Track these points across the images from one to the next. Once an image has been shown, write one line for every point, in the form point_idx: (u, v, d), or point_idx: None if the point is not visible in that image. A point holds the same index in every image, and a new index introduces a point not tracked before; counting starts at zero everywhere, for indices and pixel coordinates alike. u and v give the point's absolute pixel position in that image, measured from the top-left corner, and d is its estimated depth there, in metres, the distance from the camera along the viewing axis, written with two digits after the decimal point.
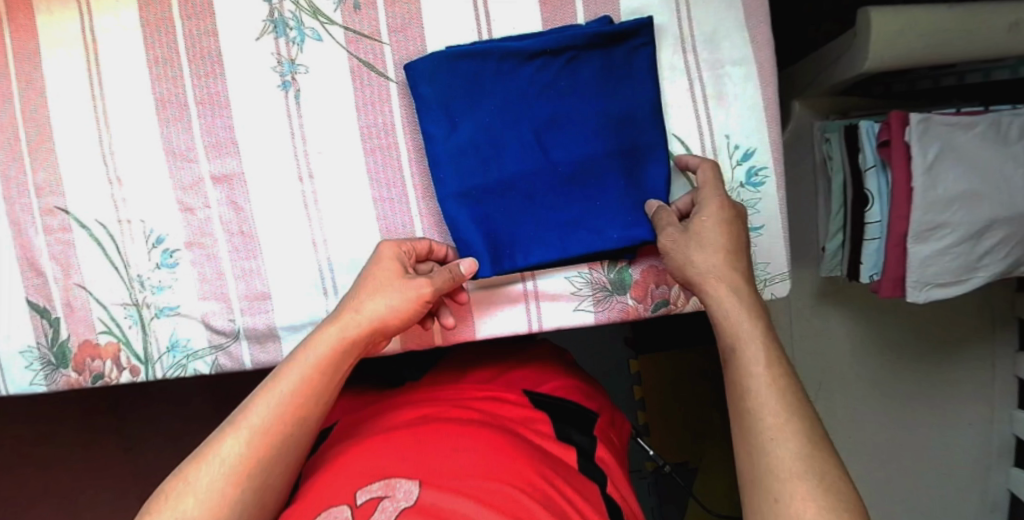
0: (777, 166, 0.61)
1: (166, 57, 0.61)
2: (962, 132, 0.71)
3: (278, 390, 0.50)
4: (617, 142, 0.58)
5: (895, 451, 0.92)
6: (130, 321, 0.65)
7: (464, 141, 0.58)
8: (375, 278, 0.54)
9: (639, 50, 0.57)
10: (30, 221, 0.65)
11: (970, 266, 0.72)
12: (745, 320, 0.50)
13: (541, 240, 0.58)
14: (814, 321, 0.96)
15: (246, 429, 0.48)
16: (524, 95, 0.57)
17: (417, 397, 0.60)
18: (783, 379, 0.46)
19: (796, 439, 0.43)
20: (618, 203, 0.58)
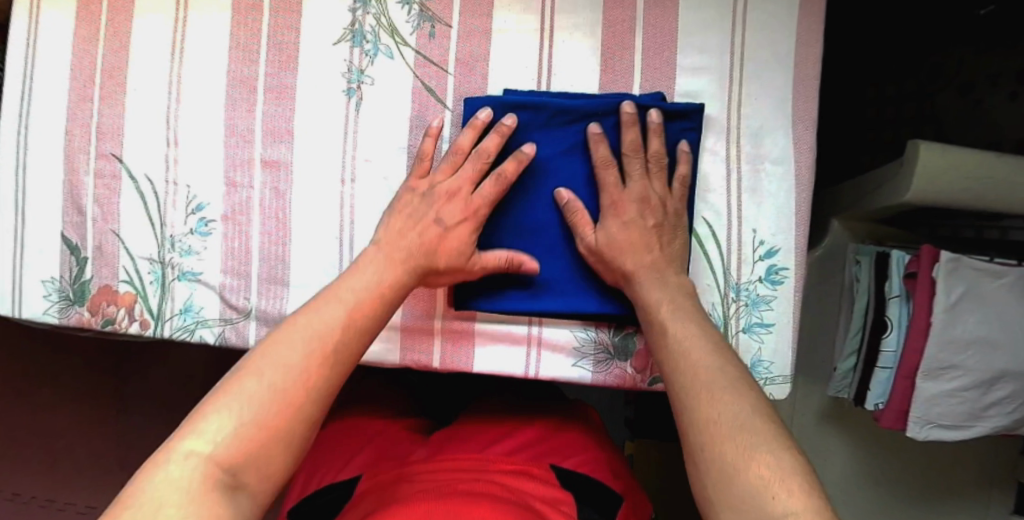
0: (798, 269, 0.61)
1: (247, 40, 0.65)
2: (990, 281, 0.70)
3: (319, 321, 0.49)
4: None
5: None
6: (151, 278, 0.68)
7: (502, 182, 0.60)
8: (451, 218, 0.57)
9: (685, 134, 0.60)
10: (84, 161, 0.68)
11: (973, 415, 0.72)
12: (669, 301, 0.54)
13: (556, 288, 0.61)
14: (814, 443, 0.91)
15: (295, 347, 0.48)
16: (567, 151, 0.60)
17: (441, 467, 0.65)
18: (709, 349, 0.50)
19: (729, 390, 0.46)
20: None
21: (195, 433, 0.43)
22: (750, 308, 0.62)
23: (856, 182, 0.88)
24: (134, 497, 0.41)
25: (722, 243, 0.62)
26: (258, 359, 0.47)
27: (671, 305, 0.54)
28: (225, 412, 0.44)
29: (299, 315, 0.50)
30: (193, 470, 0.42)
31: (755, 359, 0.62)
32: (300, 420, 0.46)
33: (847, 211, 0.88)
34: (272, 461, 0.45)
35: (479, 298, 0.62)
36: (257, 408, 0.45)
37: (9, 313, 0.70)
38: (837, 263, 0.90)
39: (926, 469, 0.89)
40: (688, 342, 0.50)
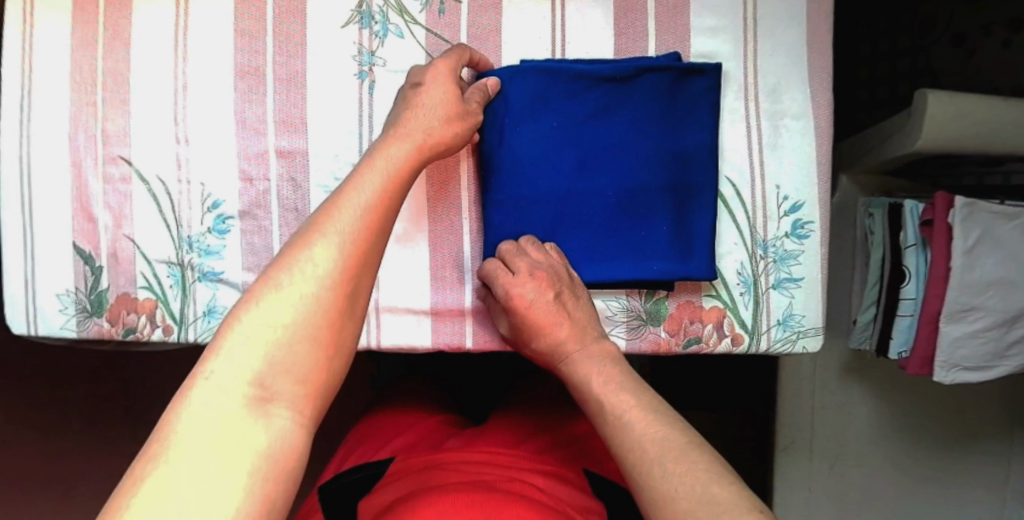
0: (823, 221, 0.62)
1: (252, 31, 0.63)
2: (1006, 223, 0.71)
3: (341, 216, 0.46)
4: (669, 175, 0.60)
5: None
6: (170, 281, 0.67)
7: (524, 153, 0.59)
8: (437, 107, 0.55)
9: (704, 93, 0.60)
10: (91, 166, 0.67)
11: (996, 354, 0.74)
12: (599, 381, 0.55)
13: (582, 255, 0.60)
14: (837, 396, 0.92)
15: (327, 244, 0.45)
16: (588, 119, 0.59)
17: (477, 459, 0.65)
18: (653, 418, 0.50)
19: (681, 459, 0.46)
20: (665, 237, 0.60)
21: (224, 354, 0.40)
22: (778, 263, 0.62)
23: (863, 135, 0.90)
24: (176, 423, 0.38)
25: (747, 201, 0.62)
26: (289, 265, 0.44)
27: (610, 375, 0.55)
28: (261, 325, 0.41)
29: (322, 212, 0.47)
30: (240, 389, 0.39)
31: (787, 313, 0.62)
32: (344, 315, 0.44)
33: (854, 167, 0.90)
34: (323, 369, 0.42)
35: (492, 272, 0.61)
36: (298, 317, 0.42)
37: (24, 331, 0.69)
38: (847, 220, 0.91)
39: (951, 410, 0.91)
40: (630, 413, 0.51)
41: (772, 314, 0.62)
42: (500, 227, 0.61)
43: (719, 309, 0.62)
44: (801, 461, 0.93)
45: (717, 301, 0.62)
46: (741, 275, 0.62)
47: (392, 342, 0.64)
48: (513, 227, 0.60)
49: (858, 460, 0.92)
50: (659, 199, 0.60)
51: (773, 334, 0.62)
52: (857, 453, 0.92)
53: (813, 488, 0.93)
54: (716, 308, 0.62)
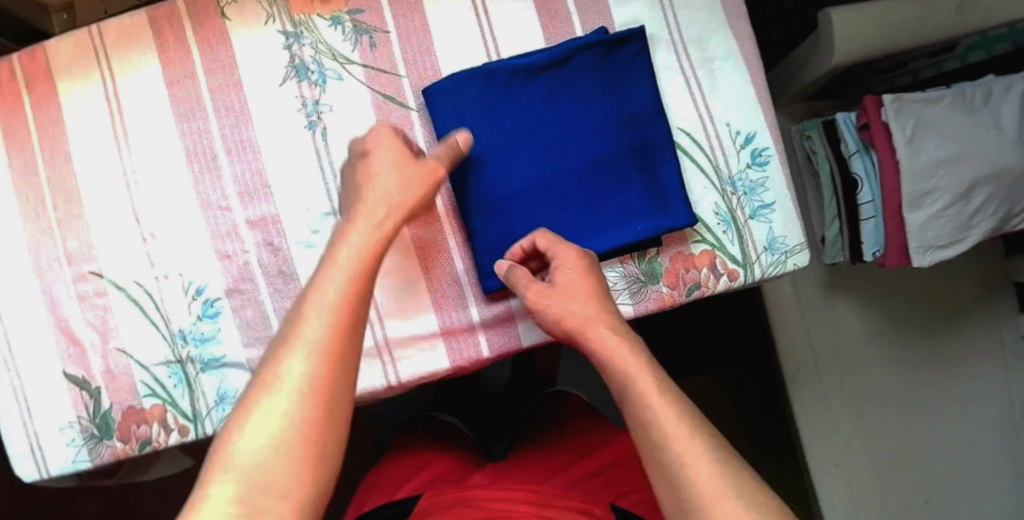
0: (777, 146, 0.65)
1: (193, 112, 0.64)
2: (933, 107, 0.77)
3: (326, 287, 0.48)
4: (627, 139, 0.62)
5: (906, 425, 0.95)
6: (174, 380, 0.65)
7: (484, 156, 0.61)
8: (405, 191, 0.55)
9: (636, 56, 0.63)
10: (62, 289, 0.65)
11: (964, 226, 0.77)
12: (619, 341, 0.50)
13: (570, 231, 0.61)
14: (824, 312, 0.97)
15: (316, 315, 0.46)
16: (536, 107, 0.62)
17: (502, 495, 0.64)
18: (660, 380, 0.47)
19: (684, 422, 0.44)
20: (641, 197, 0.61)
21: (259, 410, 0.41)
22: (748, 195, 0.65)
23: (781, 66, 0.95)
24: (199, 492, 0.39)
25: (705, 145, 0.65)
26: (288, 348, 0.44)
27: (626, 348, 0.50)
28: (267, 407, 0.41)
29: (309, 290, 0.48)
30: (248, 474, 0.39)
31: (771, 238, 0.65)
32: (342, 384, 0.44)
33: (782, 97, 0.96)
34: (325, 441, 0.42)
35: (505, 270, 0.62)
36: (295, 400, 0.42)
37: (36, 478, 0.65)
38: (791, 147, 0.97)
39: (932, 296, 0.98)
40: (649, 383, 0.46)
41: (758, 242, 0.65)
42: (493, 231, 0.61)
43: (709, 251, 0.64)
44: (815, 387, 0.95)
45: (705, 245, 0.64)
46: (719, 215, 0.65)
47: (414, 373, 0.63)
48: (495, 227, 0.61)
49: (863, 365, 0.96)
50: (625, 162, 0.62)
51: (764, 261, 0.65)
52: (861, 359, 0.96)
53: (832, 404, 0.95)
54: (706, 251, 0.64)
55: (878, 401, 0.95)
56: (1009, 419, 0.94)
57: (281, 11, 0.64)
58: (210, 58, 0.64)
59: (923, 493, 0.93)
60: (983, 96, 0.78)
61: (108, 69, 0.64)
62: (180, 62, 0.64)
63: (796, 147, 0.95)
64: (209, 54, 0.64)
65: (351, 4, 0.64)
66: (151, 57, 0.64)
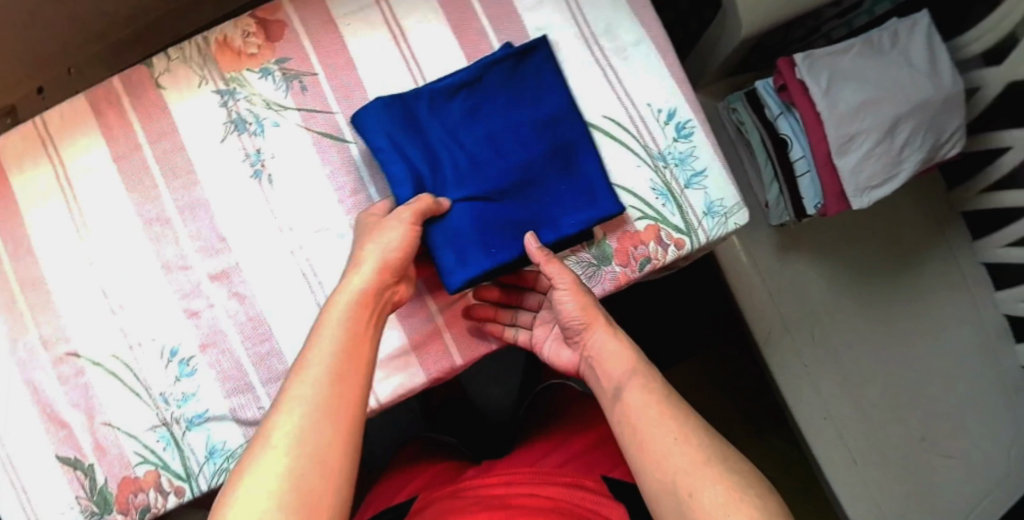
0: (698, 116, 0.70)
1: (143, 182, 0.66)
2: (843, 57, 0.82)
3: (318, 349, 0.50)
4: (547, 143, 0.65)
5: (888, 366, 0.98)
6: (162, 444, 0.66)
7: (420, 166, 0.62)
8: (389, 255, 0.56)
9: (544, 64, 0.67)
10: (43, 372, 0.66)
11: (894, 162, 0.81)
12: (623, 356, 0.58)
13: (508, 229, 0.62)
14: (789, 276, 0.98)
15: (311, 369, 0.48)
16: (456, 126, 0.65)
17: (498, 481, 0.68)
18: (666, 395, 0.55)
19: (691, 432, 0.51)
20: (566, 196, 0.65)
21: (257, 466, 0.44)
22: (680, 165, 0.69)
23: (694, 50, 0.98)
24: None
25: (631, 126, 0.69)
26: (286, 402, 0.47)
27: (643, 380, 0.56)
28: (264, 462, 0.44)
29: (305, 348, 0.51)
30: None
31: (708, 203, 0.68)
32: (339, 434, 0.46)
33: (702, 80, 0.99)
34: (320, 493, 0.43)
35: (457, 270, 0.61)
36: (289, 452, 0.44)
37: None
38: (719, 123, 1.00)
39: (890, 238, 1.00)
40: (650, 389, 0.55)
41: (697, 208, 0.68)
42: (439, 234, 0.61)
43: (653, 225, 0.67)
44: (787, 346, 0.96)
45: (648, 220, 0.67)
46: (656, 189, 0.68)
47: (391, 392, 0.64)
48: (441, 231, 0.61)
49: (832, 320, 0.98)
50: (553, 159, 0.65)
51: (706, 225, 0.68)
52: (829, 312, 0.98)
53: (809, 363, 0.96)
54: (650, 225, 0.67)
55: (858, 349, 0.98)
56: (981, 339, 0.99)
57: (212, 72, 0.66)
58: (150, 127, 0.66)
59: (918, 428, 0.97)
60: (890, 39, 0.83)
61: (55, 153, 0.66)
62: (121, 136, 0.66)
63: (725, 123, 0.98)
64: (149, 124, 0.66)
65: (277, 53, 0.67)
66: (93, 135, 0.66)
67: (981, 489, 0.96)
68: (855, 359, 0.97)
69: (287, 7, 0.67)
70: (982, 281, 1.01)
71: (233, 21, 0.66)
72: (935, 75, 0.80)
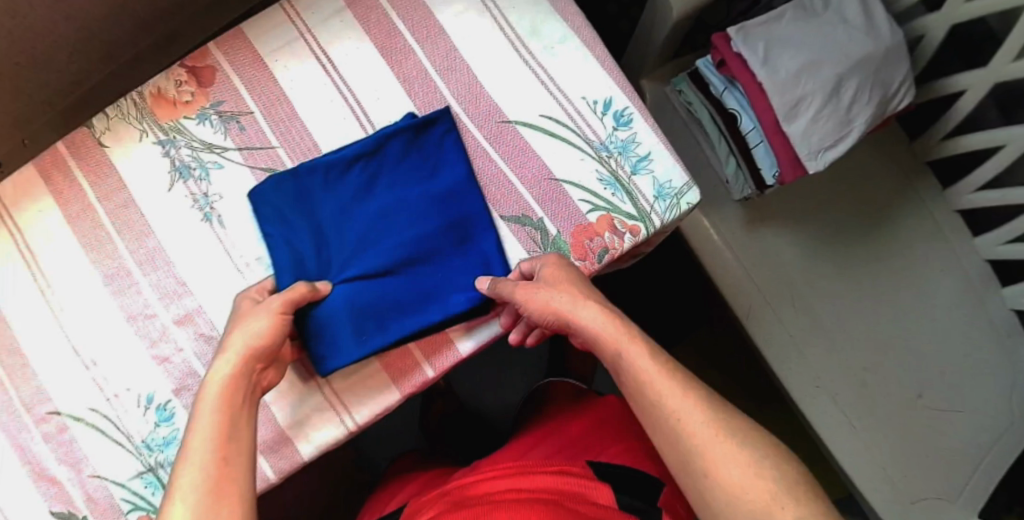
0: (635, 103, 0.70)
1: (99, 238, 0.68)
2: (777, 24, 0.82)
3: (197, 440, 0.48)
4: (442, 218, 0.66)
5: (877, 327, 0.96)
6: (150, 488, 0.67)
7: (308, 249, 0.64)
8: (263, 338, 0.55)
9: (446, 135, 0.68)
10: (27, 433, 0.68)
11: (844, 120, 0.80)
12: (615, 331, 0.55)
13: (392, 311, 0.63)
14: (765, 247, 0.96)
15: (194, 457, 0.47)
16: (350, 203, 0.66)
17: (487, 473, 0.69)
18: (666, 365, 0.53)
19: (699, 404, 0.51)
20: (458, 272, 0.65)
21: None
22: (624, 153, 0.69)
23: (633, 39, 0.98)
24: None
25: (569, 122, 0.69)
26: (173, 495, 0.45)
27: (641, 355, 0.53)
28: None
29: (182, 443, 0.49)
30: None
31: (658, 186, 0.68)
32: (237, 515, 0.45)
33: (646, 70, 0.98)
34: None
35: (335, 355, 0.62)
36: None
37: None
38: (668, 107, 0.99)
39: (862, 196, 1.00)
40: (648, 363, 0.53)
41: (647, 193, 0.68)
42: (321, 316, 0.62)
43: (606, 215, 0.67)
44: (770, 318, 0.95)
45: (601, 211, 0.67)
46: (603, 179, 0.68)
47: (368, 413, 0.64)
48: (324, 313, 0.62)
49: (814, 287, 0.96)
50: (449, 236, 0.66)
51: (659, 209, 0.68)
52: (807, 280, 0.96)
53: (796, 333, 0.95)
54: (603, 216, 0.67)
55: (845, 314, 0.96)
56: (967, 287, 0.98)
57: (151, 124, 0.69)
58: (99, 186, 0.68)
59: (914, 384, 0.96)
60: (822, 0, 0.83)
61: (10, 221, 0.68)
62: (73, 197, 0.68)
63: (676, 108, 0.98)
64: (98, 182, 0.68)
65: (211, 97, 0.69)
66: (45, 200, 0.68)
67: (986, 437, 0.96)
68: (842, 324, 0.96)
69: (215, 54, 0.70)
70: (960, 230, 0.99)
71: (165, 73, 0.69)
72: (873, 29, 0.80)
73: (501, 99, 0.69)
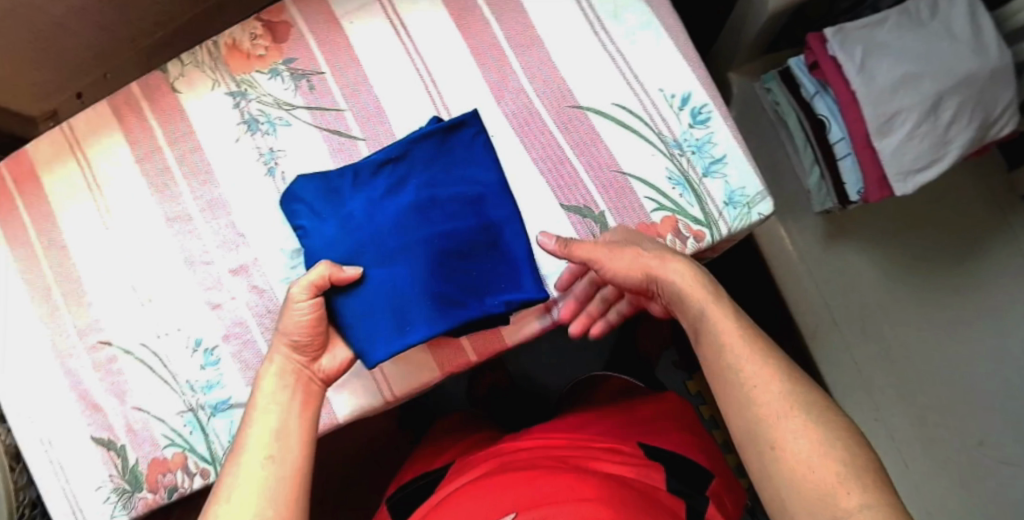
0: (715, 102, 0.66)
1: (164, 181, 0.70)
2: (880, 30, 0.77)
3: (255, 418, 0.53)
4: (475, 216, 0.62)
5: (943, 367, 0.90)
6: (189, 428, 0.68)
7: (337, 242, 0.61)
8: (296, 333, 0.57)
9: (476, 136, 0.64)
10: (79, 359, 0.71)
11: (941, 141, 0.74)
12: (700, 291, 0.53)
13: (427, 303, 0.59)
14: (834, 265, 0.92)
15: (253, 433, 0.52)
16: (380, 198, 0.62)
17: (537, 437, 0.69)
18: (748, 332, 0.51)
19: (775, 375, 0.48)
20: (494, 273, 0.61)
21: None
22: (698, 153, 0.65)
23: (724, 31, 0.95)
24: None
25: (643, 113, 0.66)
26: (230, 469, 0.50)
27: (722, 317, 0.51)
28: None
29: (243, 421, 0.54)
30: None
31: (729, 192, 0.65)
32: (293, 486, 0.50)
33: (736, 63, 0.95)
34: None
35: (373, 348, 0.59)
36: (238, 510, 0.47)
37: None
38: (756, 105, 0.95)
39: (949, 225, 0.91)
40: (729, 325, 0.51)
41: (716, 198, 0.65)
42: (351, 307, 0.59)
43: (671, 216, 0.64)
44: None
45: (666, 211, 0.64)
46: (672, 178, 0.65)
47: (407, 386, 0.65)
48: (354, 301, 0.59)
49: (887, 311, 0.91)
50: (487, 233, 0.62)
51: (727, 216, 0.64)
52: (880, 305, 0.91)
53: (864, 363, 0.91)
54: (668, 217, 0.64)
55: (910, 351, 0.90)
56: None
57: (224, 74, 0.70)
58: (170, 130, 0.70)
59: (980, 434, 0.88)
60: (929, 10, 0.77)
61: (84, 156, 0.71)
62: (145, 139, 0.70)
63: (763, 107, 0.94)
64: (170, 126, 0.70)
65: (284, 54, 0.69)
66: (118, 138, 0.71)
67: None
68: (909, 359, 0.90)
69: (292, 10, 0.70)
70: None
71: (241, 25, 0.70)
72: (981, 46, 0.74)
73: (575, 84, 0.67)
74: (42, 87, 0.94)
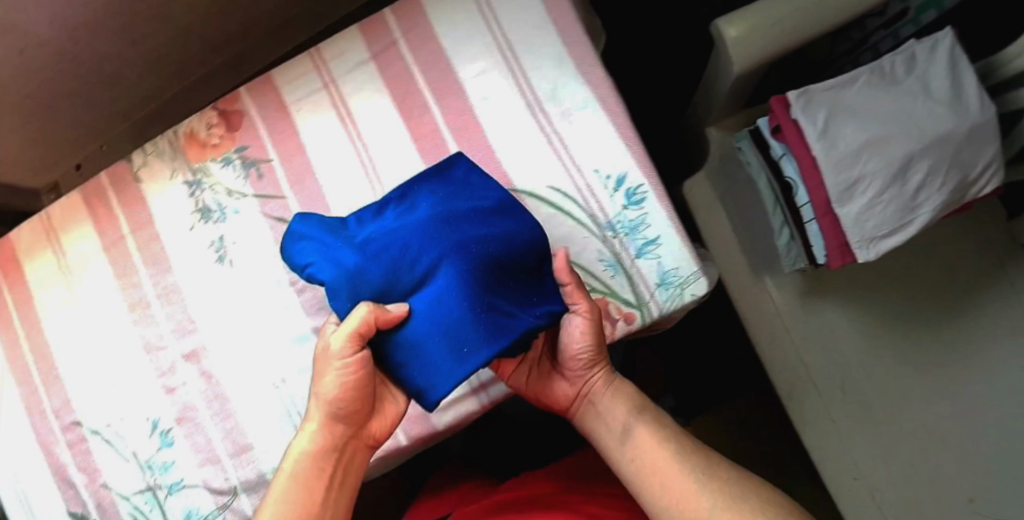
0: (651, 181, 0.64)
1: (128, 267, 0.73)
2: (847, 90, 0.72)
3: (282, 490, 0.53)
4: (501, 225, 0.58)
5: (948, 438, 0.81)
6: (149, 505, 0.71)
7: (366, 265, 0.55)
8: (334, 395, 0.53)
9: (470, 168, 0.62)
10: (54, 437, 0.75)
11: (908, 207, 0.69)
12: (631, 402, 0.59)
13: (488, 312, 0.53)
14: (811, 325, 0.84)
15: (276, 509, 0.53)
16: (394, 221, 0.58)
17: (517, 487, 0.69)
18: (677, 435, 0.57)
19: (709, 477, 0.53)
20: (529, 290, 0.58)
21: None
22: (630, 235, 0.64)
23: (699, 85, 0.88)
24: None
25: (576, 194, 0.65)
26: None
27: (652, 421, 0.57)
28: None
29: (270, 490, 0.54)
30: None
31: (662, 273, 0.63)
32: None
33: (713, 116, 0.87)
34: None
35: (434, 378, 0.54)
36: None
37: None
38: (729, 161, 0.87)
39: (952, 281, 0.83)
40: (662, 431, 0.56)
41: (649, 280, 0.63)
42: (403, 334, 0.54)
43: (601, 299, 0.63)
44: (815, 406, 0.84)
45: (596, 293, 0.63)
46: (604, 260, 0.63)
47: None
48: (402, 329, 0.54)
49: (874, 380, 0.82)
50: (517, 236, 0.57)
51: (659, 298, 0.62)
52: (864, 368, 0.82)
53: (840, 420, 0.82)
54: (598, 300, 0.63)
55: (911, 420, 0.81)
56: None
57: (182, 164, 0.73)
58: (133, 220, 0.73)
59: None
60: (905, 65, 0.71)
61: (58, 244, 0.75)
62: (111, 228, 0.74)
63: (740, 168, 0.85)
64: (132, 215, 0.73)
65: (236, 142, 0.72)
66: (88, 228, 0.75)
67: None
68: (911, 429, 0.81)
69: (245, 99, 0.72)
70: None
71: (199, 115, 0.72)
72: (958, 106, 0.69)
73: (510, 166, 0.66)
74: (48, 162, 1.01)
